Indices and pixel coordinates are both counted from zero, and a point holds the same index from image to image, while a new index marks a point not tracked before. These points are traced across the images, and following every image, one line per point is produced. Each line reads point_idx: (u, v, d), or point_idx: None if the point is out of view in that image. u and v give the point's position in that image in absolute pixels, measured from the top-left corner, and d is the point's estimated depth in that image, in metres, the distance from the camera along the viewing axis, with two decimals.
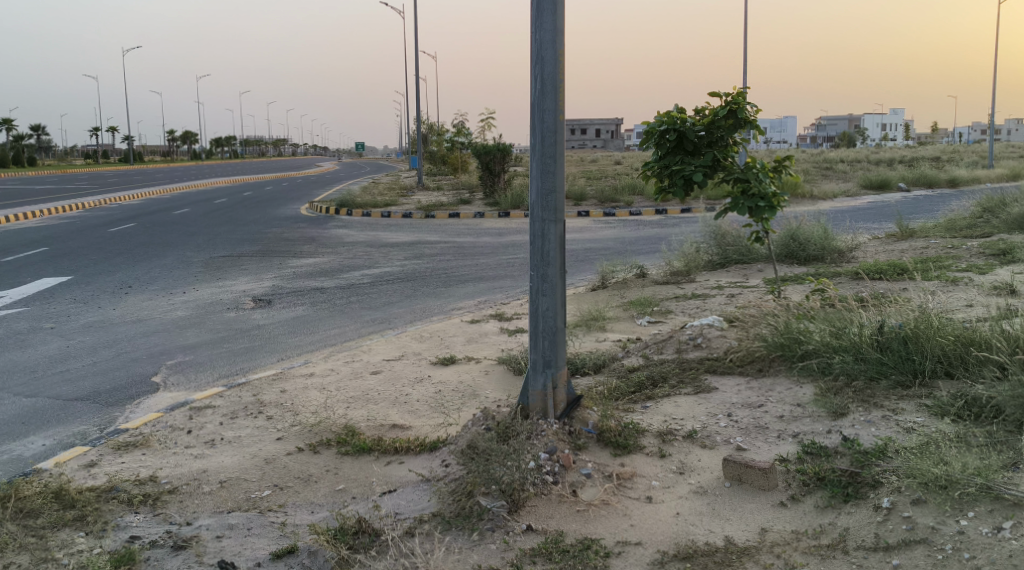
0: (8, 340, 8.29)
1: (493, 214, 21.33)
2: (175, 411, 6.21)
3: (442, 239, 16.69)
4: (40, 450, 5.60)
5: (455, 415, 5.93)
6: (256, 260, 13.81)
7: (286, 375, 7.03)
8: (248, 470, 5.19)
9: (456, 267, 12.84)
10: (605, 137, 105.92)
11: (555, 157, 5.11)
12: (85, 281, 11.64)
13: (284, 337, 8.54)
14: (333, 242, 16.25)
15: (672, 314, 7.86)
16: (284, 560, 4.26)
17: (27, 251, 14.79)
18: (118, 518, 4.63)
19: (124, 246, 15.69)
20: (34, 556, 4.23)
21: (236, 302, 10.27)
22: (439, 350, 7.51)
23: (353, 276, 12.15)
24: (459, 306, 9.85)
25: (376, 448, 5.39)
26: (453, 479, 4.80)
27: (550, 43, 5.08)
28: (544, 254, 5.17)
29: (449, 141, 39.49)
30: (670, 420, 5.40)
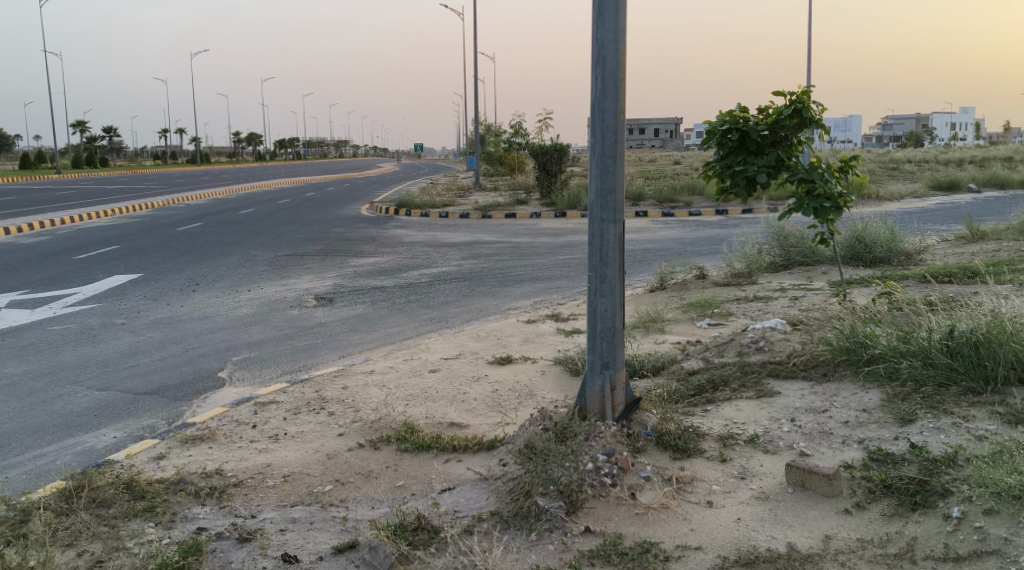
0: (83, 335, 8.57)
1: (550, 214, 21.33)
2: (240, 406, 6.34)
3: (500, 239, 16.75)
4: (112, 442, 5.78)
5: (512, 414, 5.95)
6: (317, 259, 14.04)
7: (347, 372, 7.12)
8: (310, 465, 5.28)
9: (513, 267, 12.88)
10: (664, 137, 105.10)
11: (615, 157, 5.09)
12: (154, 279, 11.96)
13: (344, 334, 8.66)
14: (393, 242, 16.45)
15: (733, 316, 7.76)
16: (346, 555, 4.32)
17: (98, 249, 15.29)
18: (185, 510, 4.74)
19: (192, 245, 16.08)
20: (106, 545, 4.36)
21: (298, 300, 10.44)
22: (495, 350, 7.53)
23: (411, 276, 12.25)
24: (516, 306, 9.87)
25: (435, 445, 5.43)
26: (511, 478, 4.81)
27: (612, 42, 5.06)
28: (603, 254, 5.15)
29: (506, 142, 39.59)
30: (731, 424, 5.33)
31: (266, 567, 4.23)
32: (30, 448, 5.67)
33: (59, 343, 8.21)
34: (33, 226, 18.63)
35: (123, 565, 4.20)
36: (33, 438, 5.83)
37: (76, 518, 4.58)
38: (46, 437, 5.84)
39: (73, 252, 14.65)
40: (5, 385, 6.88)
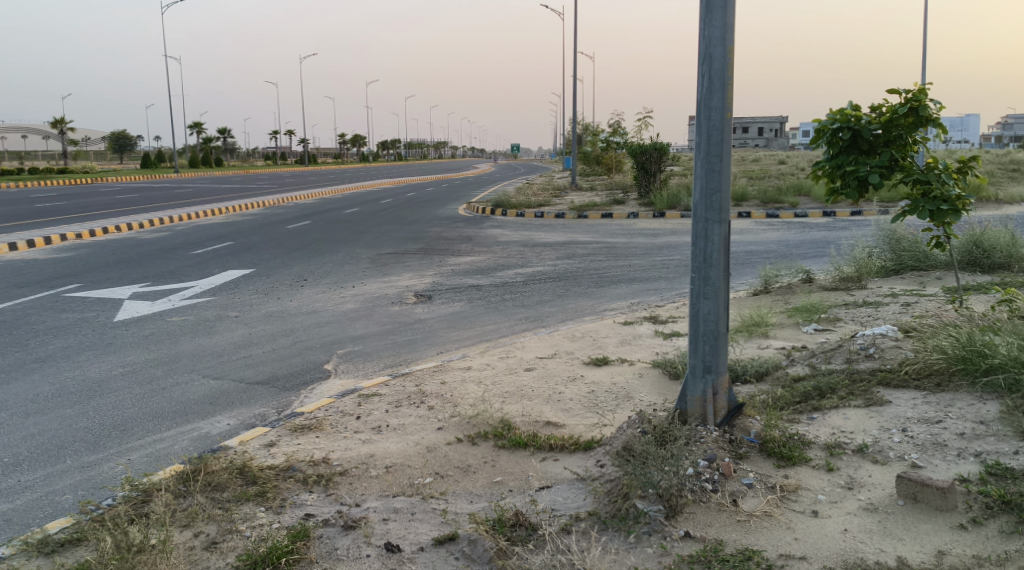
0: (198, 326, 8.95)
1: (648, 214, 21.15)
2: (345, 398, 6.51)
3: (597, 239, 16.70)
4: (226, 429, 6.02)
5: (610, 415, 5.92)
6: (418, 257, 14.29)
7: (446, 367, 7.23)
8: (410, 456, 5.38)
9: (610, 268, 12.81)
10: (767, 137, 102.65)
11: (721, 156, 5.01)
12: (265, 274, 12.40)
13: (443, 331, 8.79)
14: (490, 241, 16.59)
15: (841, 322, 7.53)
16: (446, 547, 4.38)
17: (212, 244, 15.92)
18: (294, 496, 4.90)
19: (298, 242, 16.59)
20: (221, 527, 4.55)
21: (398, 296, 10.65)
22: (592, 351, 7.52)
23: (507, 275, 12.34)
24: (612, 307, 9.82)
25: (532, 443, 5.46)
26: (609, 479, 4.79)
27: (719, 40, 4.98)
28: (707, 255, 5.08)
29: (604, 142, 39.39)
30: (838, 433, 5.18)
31: (370, 554, 4.34)
32: (152, 432, 5.95)
33: (176, 333, 8.60)
34: (151, 222, 19.54)
35: (235, 547, 4.37)
36: (153, 422, 6.12)
37: (192, 500, 4.79)
38: (166, 422, 6.13)
39: (190, 248, 15.32)
40: (128, 372, 7.25)
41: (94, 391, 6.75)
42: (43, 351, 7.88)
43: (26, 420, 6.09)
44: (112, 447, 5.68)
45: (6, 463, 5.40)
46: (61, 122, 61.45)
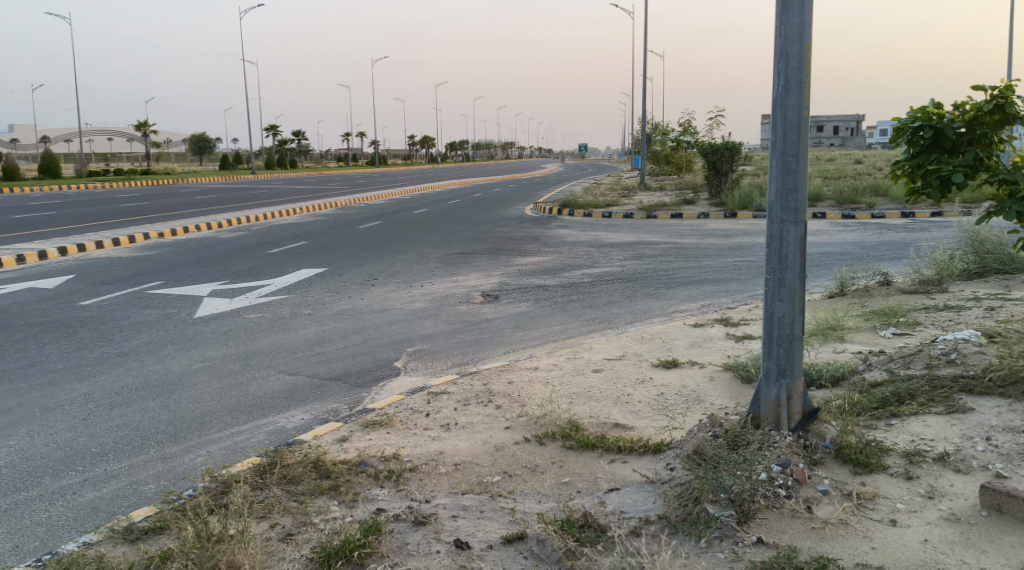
0: (273, 323, 9.15)
1: (719, 215, 20.86)
2: (414, 395, 6.58)
3: (666, 239, 16.54)
4: (300, 424, 6.14)
5: (680, 419, 5.86)
6: (485, 257, 14.35)
7: (513, 367, 7.25)
8: (479, 455, 5.41)
9: (680, 269, 12.67)
10: (842, 136, 100.20)
11: (797, 155, 4.92)
12: (337, 273, 12.62)
13: (510, 331, 8.82)
14: (558, 241, 16.57)
15: (920, 327, 7.31)
16: (514, 546, 4.39)
17: (286, 244, 16.27)
18: (366, 491, 4.97)
19: (369, 241, 16.84)
20: (296, 520, 4.65)
21: (466, 296, 10.72)
22: (661, 353, 7.45)
23: (575, 275, 12.31)
24: (682, 309, 9.71)
25: (600, 445, 5.44)
26: (679, 483, 4.74)
27: (797, 37, 4.89)
28: (782, 256, 5.00)
29: (674, 141, 38.97)
30: (918, 440, 5.03)
31: (440, 550, 4.37)
32: (229, 425, 6.11)
33: (253, 329, 8.81)
34: (228, 222, 20.05)
35: (309, 539, 4.46)
36: (231, 416, 6.29)
37: (268, 492, 4.91)
38: (243, 416, 6.29)
39: (265, 247, 15.68)
40: (206, 367, 7.46)
41: (175, 385, 6.96)
42: (128, 345, 8.15)
43: (112, 411, 6.32)
44: (192, 439, 5.85)
45: (93, 453, 5.61)
46: (144, 125, 63.47)
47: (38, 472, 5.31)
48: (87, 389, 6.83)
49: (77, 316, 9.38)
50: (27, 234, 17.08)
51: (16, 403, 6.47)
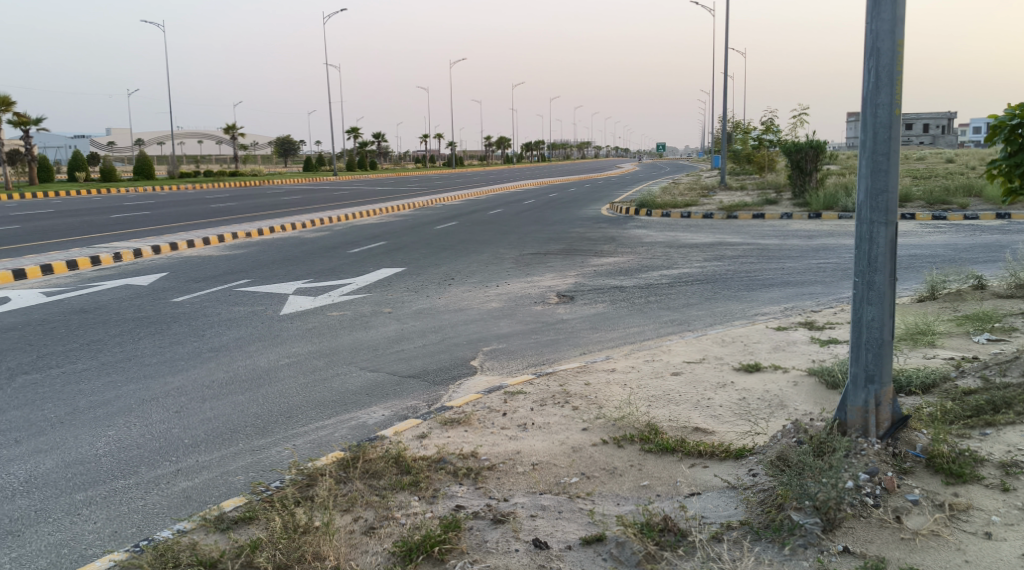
0: (355, 321, 9.33)
1: (802, 215, 20.39)
2: (491, 394, 6.62)
3: (747, 240, 16.26)
4: (381, 419, 6.25)
5: (762, 424, 5.76)
6: (562, 258, 14.35)
7: (590, 368, 7.23)
8: (556, 455, 5.42)
9: (761, 270, 12.44)
10: (933, 133, 96.81)
11: (888, 155, 4.80)
12: (415, 273, 12.79)
13: (587, 332, 8.79)
14: (635, 242, 16.44)
15: (1017, 333, 7.02)
16: (593, 547, 4.39)
17: (366, 244, 16.55)
18: (446, 487, 5.04)
19: (446, 242, 17.00)
20: (378, 513, 4.73)
21: (542, 296, 10.74)
22: (742, 356, 7.33)
23: (653, 276, 12.20)
24: (763, 311, 9.54)
25: (680, 449, 5.38)
26: (762, 489, 4.66)
27: (888, 33, 4.75)
28: (872, 258, 4.88)
29: (756, 140, 38.23)
30: (1014, 451, 4.84)
31: (519, 549, 4.39)
32: (314, 419, 6.26)
33: (335, 327, 9.00)
34: (311, 222, 20.49)
35: (391, 533, 4.54)
36: (315, 411, 6.44)
37: (352, 486, 5.01)
38: (326, 411, 6.43)
39: (345, 247, 15.99)
40: (292, 363, 7.65)
41: (262, 379, 7.16)
42: (217, 341, 8.42)
43: (203, 404, 6.53)
44: (279, 433, 6.01)
45: (185, 444, 5.81)
46: (231, 127, 65.34)
47: (134, 461, 5.53)
48: (180, 382, 7.08)
49: (169, 312, 9.73)
50: (123, 234, 17.77)
51: (114, 395, 6.75)
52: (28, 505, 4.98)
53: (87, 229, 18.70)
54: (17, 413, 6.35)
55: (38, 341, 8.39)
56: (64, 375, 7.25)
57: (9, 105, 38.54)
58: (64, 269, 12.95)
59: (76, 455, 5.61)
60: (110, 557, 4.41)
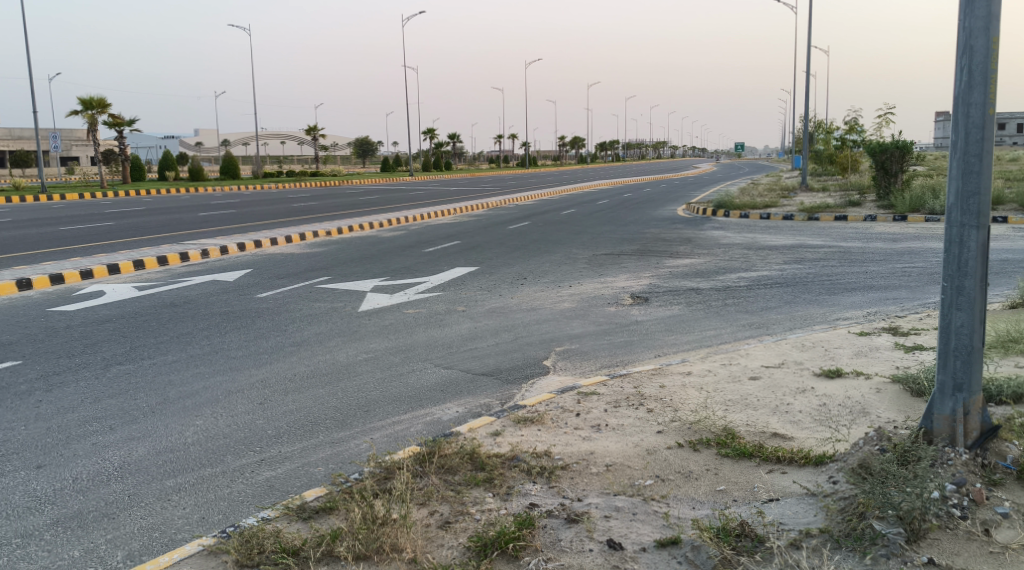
0: (430, 318, 9.46)
1: (887, 218, 19.85)
2: (564, 394, 6.64)
3: (827, 243, 15.91)
4: (456, 416, 6.33)
5: (843, 431, 5.64)
6: (637, 258, 14.26)
7: (664, 371, 7.18)
8: (631, 457, 5.40)
9: (842, 274, 12.15)
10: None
11: (981, 156, 4.65)
12: (489, 272, 12.89)
13: (661, 334, 8.73)
14: (712, 244, 16.22)
15: None
16: (668, 550, 4.37)
17: (441, 243, 16.73)
18: (519, 485, 5.07)
19: (521, 242, 17.07)
20: (454, 508, 4.79)
21: (616, 297, 10.70)
22: (823, 361, 7.19)
23: (731, 278, 12.03)
24: (845, 316, 9.31)
25: (757, 454, 5.31)
26: (843, 497, 4.56)
27: (983, 30, 4.60)
28: (962, 263, 4.74)
29: (839, 141, 37.28)
30: None
31: (593, 549, 4.40)
32: (391, 414, 6.37)
33: (410, 324, 9.14)
34: (389, 221, 20.79)
35: (466, 528, 4.60)
36: (392, 405, 6.55)
37: (428, 480, 5.09)
38: (402, 406, 6.54)
39: (421, 246, 16.21)
40: (370, 358, 7.80)
41: (341, 374, 7.32)
42: (298, 336, 8.64)
43: (285, 397, 6.72)
44: (357, 426, 6.14)
45: (269, 435, 5.98)
46: (312, 128, 66.72)
47: (221, 450, 5.73)
48: (263, 375, 7.29)
49: (253, 307, 10.01)
50: (209, 231, 18.34)
51: (201, 386, 6.99)
52: (122, 490, 5.20)
53: (177, 226, 19.36)
54: (111, 401, 6.64)
55: (131, 333, 8.73)
56: (155, 366, 7.55)
57: (105, 107, 40.08)
58: (154, 265, 13.45)
59: (166, 444, 5.83)
60: (199, 541, 4.58)
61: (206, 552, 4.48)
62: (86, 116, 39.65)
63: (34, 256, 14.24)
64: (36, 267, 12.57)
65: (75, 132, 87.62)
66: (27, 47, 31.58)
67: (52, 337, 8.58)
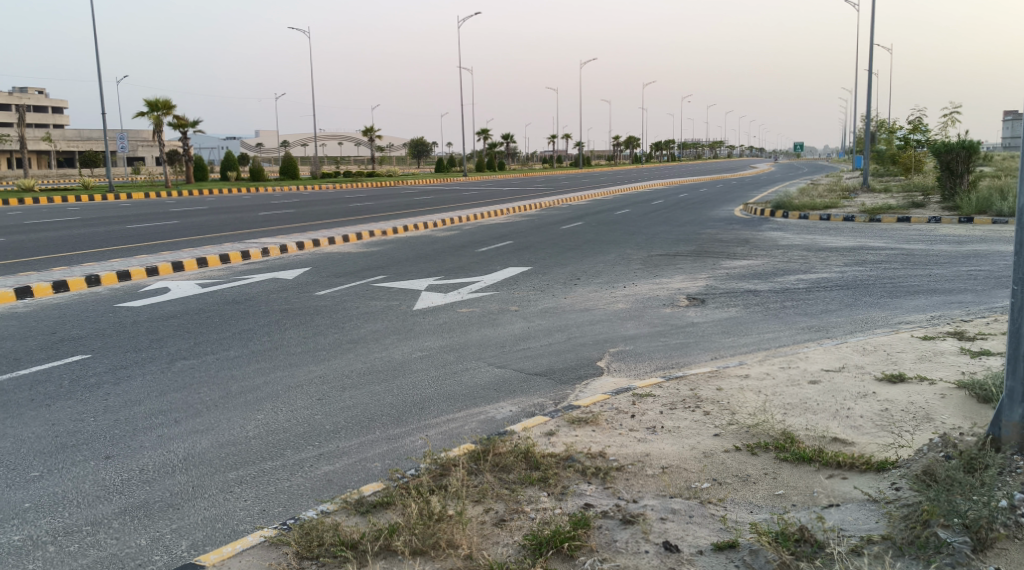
0: (484, 317, 9.50)
1: (952, 219, 19.37)
2: (619, 395, 6.62)
3: (889, 244, 15.59)
4: (510, 415, 6.35)
5: (907, 437, 5.53)
6: (692, 259, 14.15)
7: (721, 374, 7.09)
8: (687, 460, 5.36)
9: (905, 276, 11.89)
10: None
11: None
12: (543, 272, 12.90)
13: (718, 336, 8.63)
14: (769, 245, 16.01)
15: None
16: (725, 553, 4.32)
17: (495, 243, 16.78)
18: (574, 485, 5.07)
19: (575, 242, 17.05)
20: (509, 507, 4.81)
21: (671, 299, 10.61)
22: (885, 366, 7.04)
23: (789, 280, 11.84)
24: (908, 320, 9.11)
25: (817, 459, 5.22)
26: (906, 504, 4.45)
27: None
28: None
29: (902, 141, 36.49)
30: None
31: (649, 550, 4.38)
32: (445, 411, 6.42)
33: (464, 323, 9.19)
34: (444, 221, 20.95)
35: (522, 527, 4.61)
36: (446, 403, 6.60)
37: (482, 478, 5.12)
38: (457, 404, 6.58)
39: (475, 245, 16.30)
40: (424, 356, 7.86)
41: (396, 371, 7.40)
42: (355, 333, 8.75)
43: (343, 393, 6.82)
44: (412, 423, 6.20)
45: (327, 430, 6.07)
46: (369, 128, 67.47)
47: (281, 444, 5.83)
48: (321, 371, 7.41)
49: (311, 305, 10.17)
50: (268, 230, 18.68)
51: (262, 382, 7.12)
52: (185, 482, 5.32)
53: (237, 226, 19.76)
54: (176, 394, 6.81)
55: (194, 328, 8.95)
56: (218, 361, 7.72)
57: (170, 108, 41.09)
58: (217, 262, 13.73)
59: (229, 437, 5.95)
60: (261, 533, 4.67)
61: (267, 544, 4.57)
62: (152, 116, 40.68)
63: (101, 254, 14.66)
64: (104, 264, 12.93)
65: (140, 133, 89.94)
66: (98, 48, 32.52)
67: (120, 332, 8.83)
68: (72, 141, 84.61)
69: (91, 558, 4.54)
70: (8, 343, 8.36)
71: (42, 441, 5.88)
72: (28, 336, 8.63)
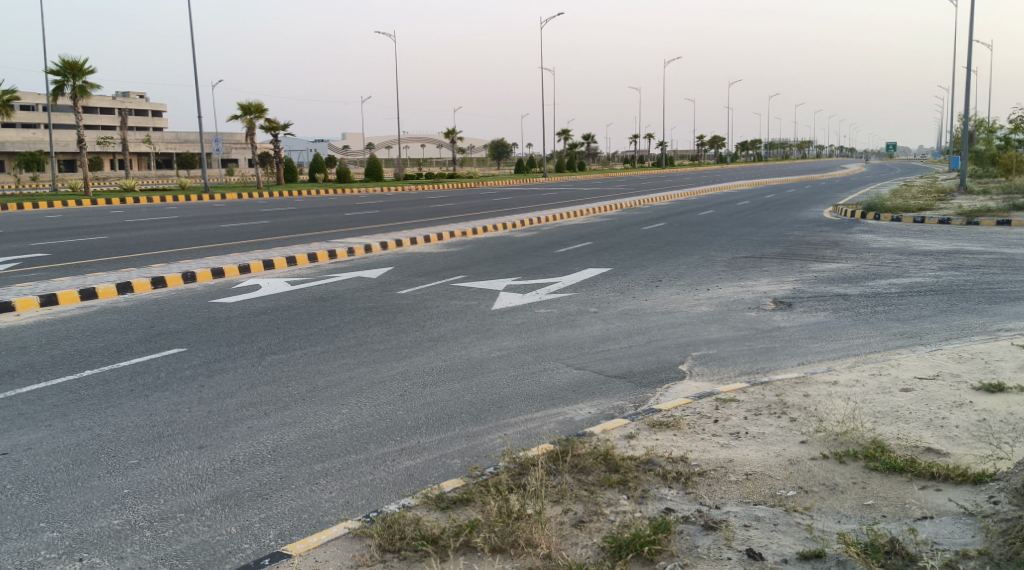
0: (564, 318, 9.50)
1: None
2: (701, 400, 6.53)
3: (988, 248, 15.00)
4: (588, 416, 6.34)
5: (1006, 449, 5.30)
6: (778, 262, 13.87)
7: (808, 380, 6.92)
8: (772, 466, 5.25)
9: (1006, 282, 11.40)
10: None
11: None
12: (624, 273, 12.84)
13: (804, 341, 8.43)
14: (859, 247, 15.58)
15: None
16: (811, 562, 4.22)
17: (575, 243, 16.76)
18: (655, 489, 5.03)
19: (656, 243, 16.91)
20: (588, 508, 4.80)
21: (756, 302, 10.42)
22: (983, 374, 6.76)
23: (881, 284, 11.48)
24: (1007, 327, 8.72)
25: (909, 469, 5.05)
26: (1004, 518, 4.25)
27: None
28: None
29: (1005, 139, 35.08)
30: None
31: (731, 557, 4.30)
32: (523, 411, 6.44)
33: (543, 324, 9.21)
34: (525, 221, 21.05)
35: (600, 529, 4.60)
36: (525, 403, 6.62)
37: (562, 478, 5.13)
38: (535, 404, 6.59)
39: (556, 246, 16.35)
40: (503, 356, 7.90)
41: (475, 370, 7.45)
42: (436, 331, 8.87)
43: (424, 390, 6.91)
44: (492, 421, 6.24)
45: (408, 426, 6.16)
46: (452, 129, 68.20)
47: (365, 438, 5.94)
48: (403, 367, 7.52)
49: (394, 303, 10.35)
50: (353, 230, 19.06)
51: (346, 376, 7.28)
52: (274, 472, 5.47)
53: (323, 225, 20.25)
54: (266, 388, 7.01)
55: (283, 324, 9.21)
56: (305, 356, 7.92)
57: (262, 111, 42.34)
58: (305, 261, 14.08)
59: (315, 430, 6.09)
60: (345, 525, 4.77)
61: (351, 535, 4.66)
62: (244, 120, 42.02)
63: (196, 251, 15.22)
64: (199, 261, 13.41)
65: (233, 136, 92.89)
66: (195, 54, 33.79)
67: (213, 326, 9.15)
68: (170, 143, 87.91)
69: (184, 544, 4.71)
70: (110, 336, 8.73)
71: (140, 430, 6.13)
72: (128, 329, 9.02)
